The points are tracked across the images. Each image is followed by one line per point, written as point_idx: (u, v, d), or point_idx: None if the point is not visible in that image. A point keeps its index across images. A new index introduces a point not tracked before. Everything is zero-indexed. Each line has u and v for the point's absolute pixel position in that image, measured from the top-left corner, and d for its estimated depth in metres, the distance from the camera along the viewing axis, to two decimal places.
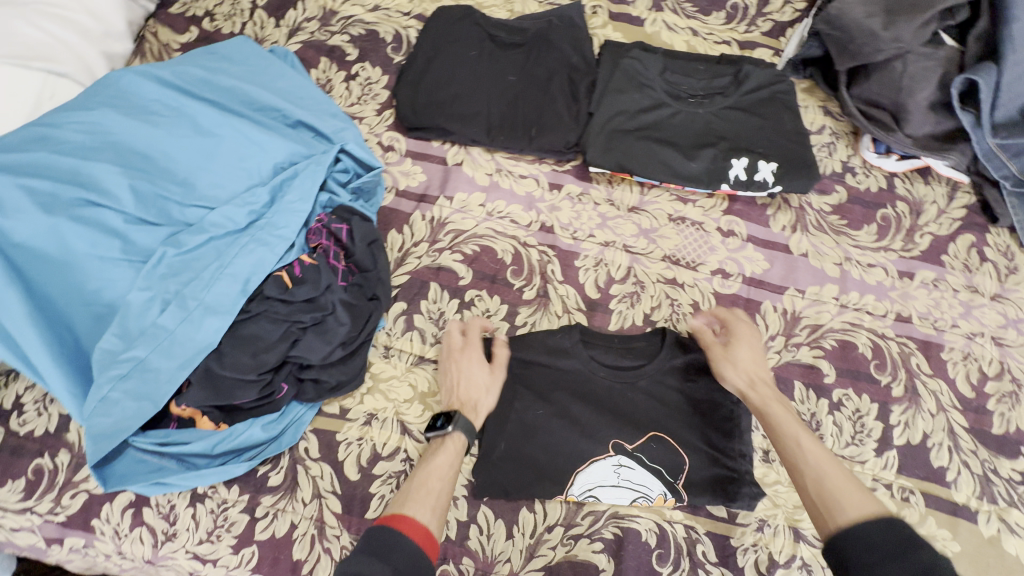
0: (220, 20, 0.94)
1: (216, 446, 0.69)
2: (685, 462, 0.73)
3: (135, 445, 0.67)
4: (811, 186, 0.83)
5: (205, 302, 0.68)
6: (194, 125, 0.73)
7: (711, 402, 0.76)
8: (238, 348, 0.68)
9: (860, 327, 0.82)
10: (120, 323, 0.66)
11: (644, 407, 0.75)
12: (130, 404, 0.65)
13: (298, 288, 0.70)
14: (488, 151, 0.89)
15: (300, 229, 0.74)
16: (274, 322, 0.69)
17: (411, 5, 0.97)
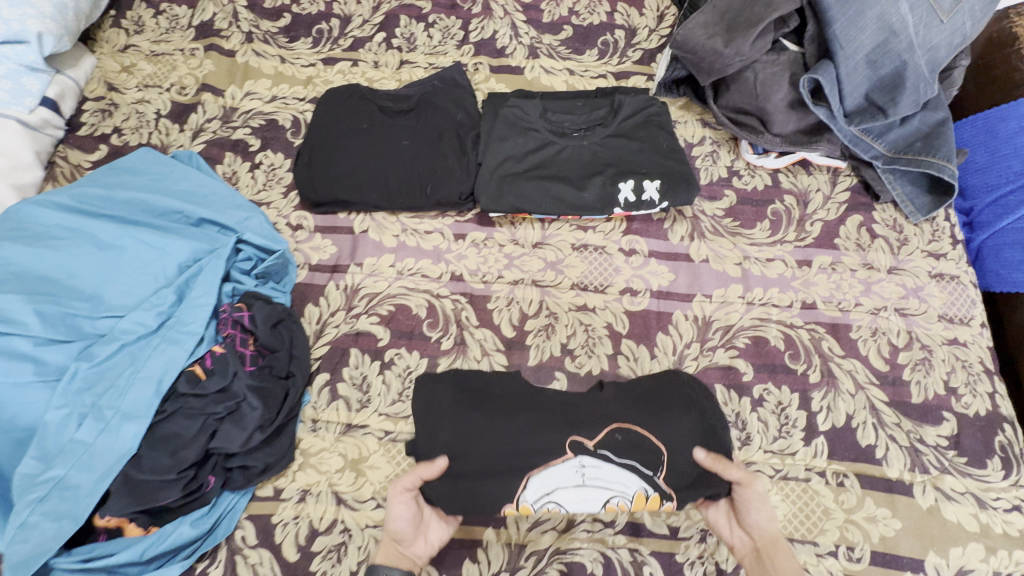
0: (128, 134, 0.99)
1: (145, 550, 0.68)
2: (658, 446, 0.70)
3: (58, 567, 0.66)
4: (694, 197, 0.88)
5: (121, 410, 0.70)
6: (97, 242, 0.77)
7: (670, 394, 0.75)
8: (159, 449, 0.70)
9: (769, 321, 0.85)
10: (38, 445, 0.68)
11: (602, 403, 0.73)
12: (50, 525, 0.65)
13: (209, 380, 0.72)
14: (393, 214, 0.93)
15: (209, 321, 0.77)
16: (189, 418, 0.71)
17: (305, 90, 1.03)
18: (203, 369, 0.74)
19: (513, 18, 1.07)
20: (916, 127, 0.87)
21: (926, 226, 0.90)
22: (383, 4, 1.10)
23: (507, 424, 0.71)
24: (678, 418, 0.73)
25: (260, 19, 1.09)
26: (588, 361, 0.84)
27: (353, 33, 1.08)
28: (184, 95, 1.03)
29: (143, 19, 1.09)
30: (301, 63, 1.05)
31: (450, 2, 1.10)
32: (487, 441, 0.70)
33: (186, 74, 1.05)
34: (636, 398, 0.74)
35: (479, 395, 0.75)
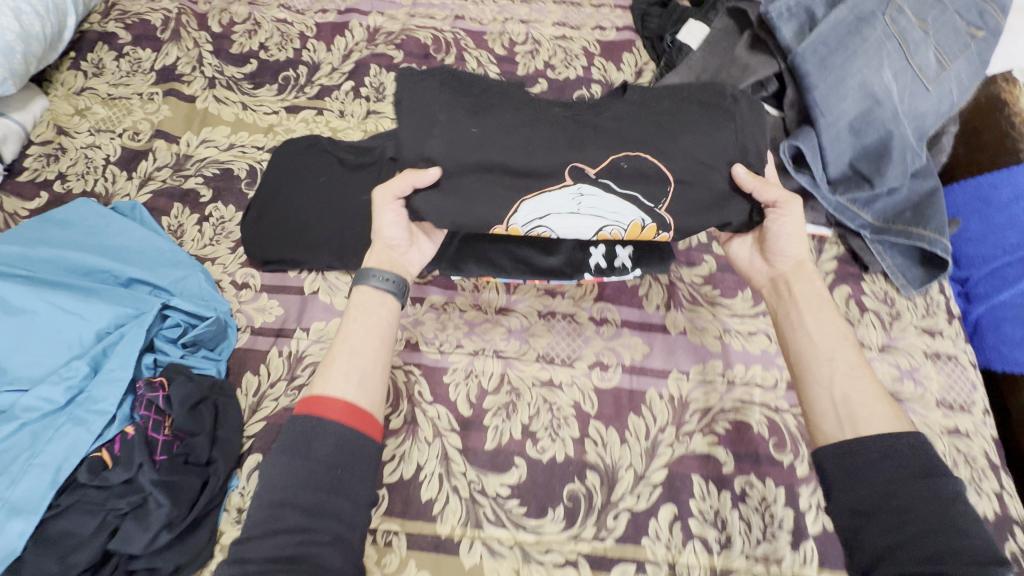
0: (72, 180, 0.94)
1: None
2: (668, 178, 0.66)
3: None
4: (669, 265, 0.82)
5: (8, 503, 0.61)
6: (6, 306, 0.70)
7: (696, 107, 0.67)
8: (46, 550, 0.60)
9: (751, 403, 0.77)
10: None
11: (617, 119, 0.66)
12: None
13: (115, 470, 0.64)
14: (347, 273, 0.86)
15: (124, 398, 0.69)
16: (88, 513, 0.63)
17: (265, 138, 0.98)
18: (111, 455, 0.66)
19: (486, 70, 1.03)
20: (905, 196, 0.81)
21: (920, 300, 0.83)
22: (354, 53, 1.07)
23: (497, 116, 0.66)
24: (704, 136, 0.66)
25: (225, 63, 1.05)
26: (551, 446, 0.76)
27: (320, 81, 1.04)
28: (137, 141, 0.98)
29: (103, 61, 1.06)
30: (264, 110, 1.01)
31: (422, 52, 1.06)
32: (484, 142, 0.65)
33: (142, 119, 1.00)
34: (659, 116, 0.67)
35: (471, 96, 0.67)
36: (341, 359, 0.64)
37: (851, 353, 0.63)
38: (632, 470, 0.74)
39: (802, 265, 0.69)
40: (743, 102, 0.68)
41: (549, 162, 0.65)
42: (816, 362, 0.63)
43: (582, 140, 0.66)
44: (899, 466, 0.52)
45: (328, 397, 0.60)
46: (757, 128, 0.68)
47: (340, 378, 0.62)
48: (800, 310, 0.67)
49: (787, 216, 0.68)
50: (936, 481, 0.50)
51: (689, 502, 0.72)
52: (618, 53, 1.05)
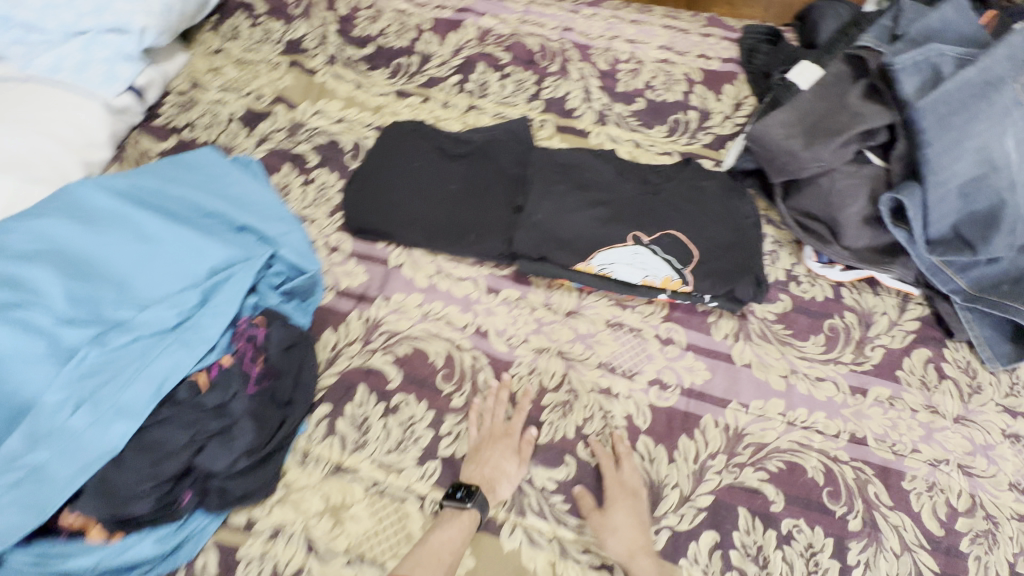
0: (199, 131, 1.03)
1: (102, 558, 0.65)
2: (694, 253, 0.83)
3: (12, 560, 0.62)
4: (761, 295, 0.83)
5: (118, 405, 0.68)
6: (139, 232, 0.77)
7: (721, 200, 0.87)
8: (143, 453, 0.67)
9: (810, 448, 0.76)
10: (24, 429, 0.66)
11: (670, 204, 0.87)
12: (14, 514, 0.62)
13: (210, 393, 0.70)
14: (430, 254, 0.90)
15: (225, 330, 0.75)
16: (180, 428, 0.68)
17: (373, 118, 1.05)
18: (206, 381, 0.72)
19: (588, 83, 1.07)
20: (1005, 267, 0.79)
21: (1004, 376, 0.80)
22: (464, 49, 1.13)
23: (587, 194, 0.88)
24: (722, 228, 0.85)
25: (346, 44, 1.13)
26: (601, 452, 0.77)
27: (430, 71, 1.10)
28: (259, 103, 1.06)
29: (240, 28, 1.16)
30: (375, 91, 1.08)
31: (529, 57, 1.11)
32: (574, 210, 0.86)
33: (266, 84, 1.08)
34: (696, 206, 0.87)
35: (571, 176, 0.90)
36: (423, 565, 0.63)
37: None
38: (678, 490, 0.74)
39: (640, 552, 0.69)
40: (747, 205, 0.87)
41: (615, 232, 0.85)
42: None
43: (642, 216, 0.87)
44: None
45: None
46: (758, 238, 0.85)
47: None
48: None
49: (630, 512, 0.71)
50: None
51: (733, 533, 0.72)
52: (720, 83, 1.06)
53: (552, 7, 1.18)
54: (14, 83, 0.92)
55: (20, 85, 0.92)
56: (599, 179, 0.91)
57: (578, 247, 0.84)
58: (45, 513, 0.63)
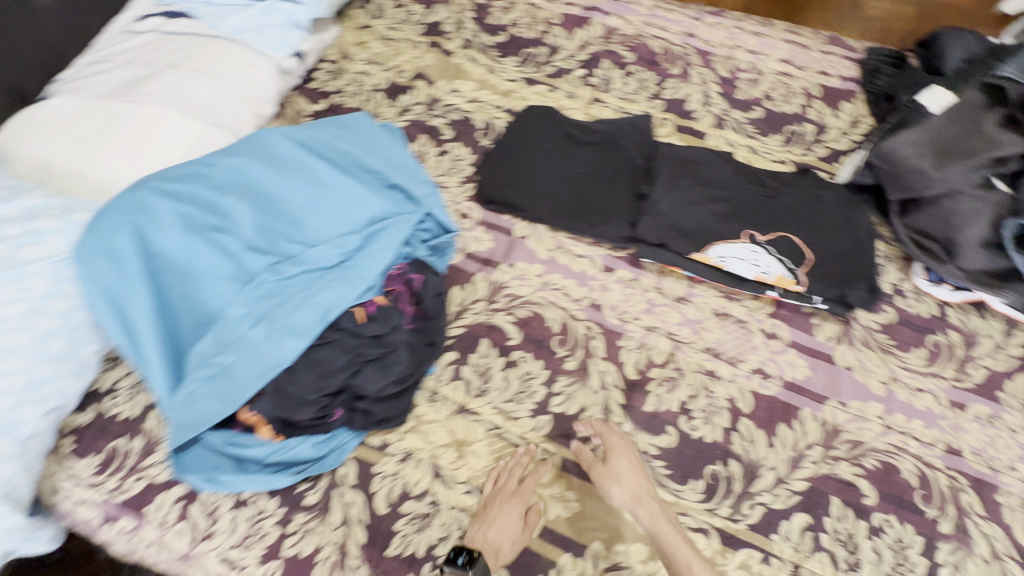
0: (346, 97, 1.14)
1: (269, 452, 0.76)
2: (809, 256, 0.88)
3: (208, 439, 0.76)
4: (872, 302, 0.87)
5: (289, 325, 0.79)
6: (314, 178, 0.87)
7: (839, 210, 0.91)
8: (309, 367, 0.77)
9: (905, 451, 0.80)
10: (214, 334, 0.77)
11: (787, 208, 0.92)
12: (211, 402, 0.74)
13: (369, 324, 0.80)
14: (552, 230, 0.98)
15: (380, 274, 0.85)
16: (342, 351, 0.78)
17: (503, 100, 1.13)
18: (363, 314, 0.81)
19: (708, 87, 1.12)
20: None
21: None
22: (590, 45, 1.20)
23: (708, 190, 0.94)
24: (837, 237, 0.89)
25: (481, 31, 1.22)
26: (703, 427, 0.83)
27: (557, 63, 1.18)
28: (401, 78, 1.16)
29: (385, 8, 1.26)
30: (505, 77, 1.16)
31: (651, 58, 1.17)
32: (695, 205, 0.92)
33: (407, 61, 1.19)
34: (813, 213, 0.91)
35: (693, 172, 0.96)
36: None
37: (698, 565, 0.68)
38: (774, 472, 0.80)
39: (639, 496, 0.74)
40: (864, 218, 0.91)
41: (732, 228, 0.91)
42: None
43: (759, 216, 0.92)
44: None
45: None
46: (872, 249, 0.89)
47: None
48: (664, 534, 0.70)
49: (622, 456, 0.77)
50: None
51: (825, 518, 0.77)
52: (838, 100, 1.09)
53: (676, 13, 1.24)
54: (206, 38, 1.04)
55: (209, 40, 1.04)
56: (719, 178, 0.96)
57: (698, 238, 0.91)
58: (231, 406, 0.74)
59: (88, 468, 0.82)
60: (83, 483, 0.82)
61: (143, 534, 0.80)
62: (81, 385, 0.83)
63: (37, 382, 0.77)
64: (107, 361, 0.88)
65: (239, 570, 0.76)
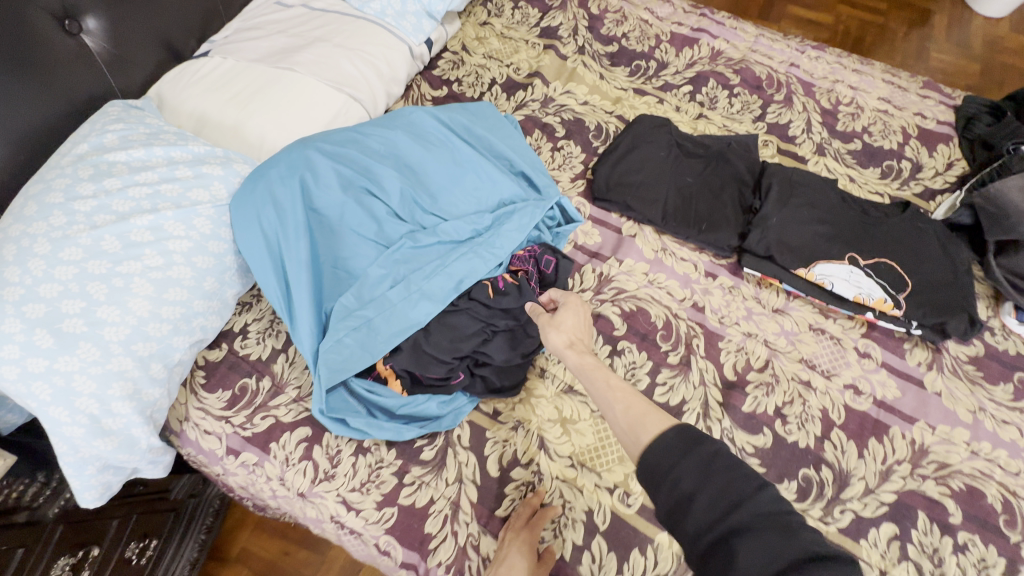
0: (466, 86, 1.20)
1: (400, 404, 0.83)
2: (909, 284, 0.92)
3: (350, 385, 0.82)
4: (971, 333, 0.90)
5: (423, 290, 0.85)
6: (453, 157, 0.95)
7: (939, 245, 0.96)
8: (445, 330, 0.85)
9: (990, 477, 0.84)
10: (359, 289, 0.84)
11: (889, 236, 0.97)
12: (356, 350, 0.81)
13: (500, 298, 0.87)
14: (657, 233, 1.04)
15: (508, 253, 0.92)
16: (473, 319, 0.86)
17: (613, 106, 1.19)
18: (494, 287, 0.88)
19: (810, 116, 1.18)
20: None
21: None
22: (697, 64, 1.26)
23: (813, 211, 0.99)
24: (936, 269, 0.94)
25: (593, 39, 1.29)
26: (796, 432, 0.87)
27: (665, 77, 1.24)
28: (517, 75, 1.23)
29: (504, 8, 1.33)
30: (616, 85, 1.23)
31: (756, 83, 1.23)
32: (801, 224, 0.98)
33: (524, 60, 1.25)
34: (914, 245, 0.96)
35: (799, 192, 1.01)
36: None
37: (620, 392, 0.66)
38: (863, 482, 0.84)
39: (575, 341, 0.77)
40: (963, 255, 0.96)
41: (834, 249, 0.96)
42: (617, 404, 0.64)
43: (861, 241, 0.97)
44: (668, 450, 0.54)
45: None
46: (970, 284, 0.93)
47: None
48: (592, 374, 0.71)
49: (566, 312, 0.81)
50: (701, 445, 0.53)
51: (912, 531, 0.80)
52: (934, 142, 1.14)
53: (780, 43, 1.30)
54: (352, 18, 1.12)
55: (355, 21, 1.11)
56: (824, 201, 1.01)
57: (803, 255, 0.96)
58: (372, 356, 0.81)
59: (217, 402, 0.87)
60: (211, 415, 0.86)
61: (265, 469, 0.84)
62: (220, 323, 0.88)
63: (190, 314, 0.82)
64: (238, 305, 0.94)
65: (356, 513, 0.80)
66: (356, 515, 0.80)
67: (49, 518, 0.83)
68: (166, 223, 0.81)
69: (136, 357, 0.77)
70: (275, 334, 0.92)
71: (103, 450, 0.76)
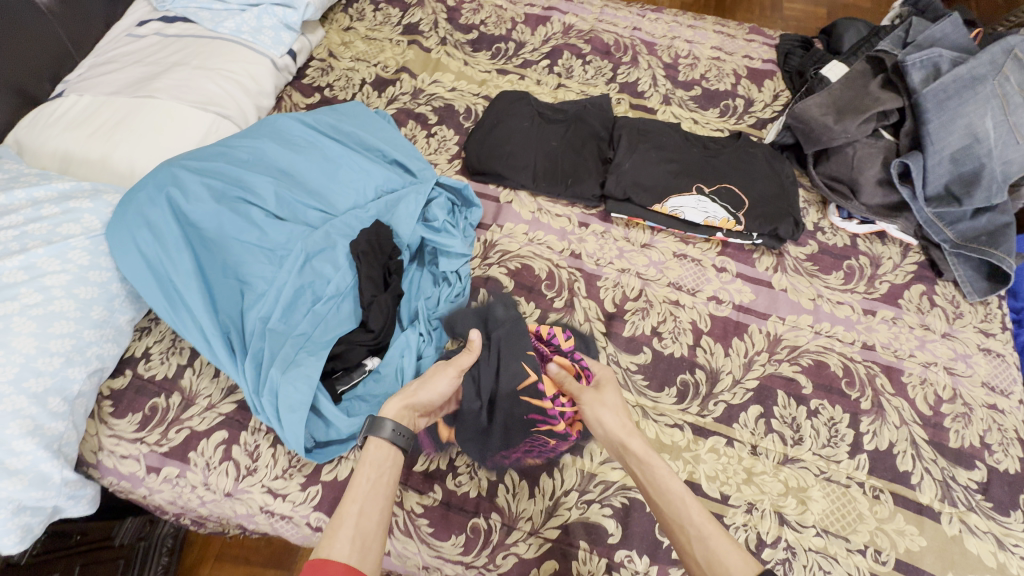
0: (337, 90, 1.25)
1: (349, 424, 0.85)
2: (746, 201, 1.06)
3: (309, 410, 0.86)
4: (797, 234, 1.06)
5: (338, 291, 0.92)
6: (324, 155, 1.01)
7: (767, 165, 1.12)
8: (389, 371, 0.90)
9: (831, 350, 0.99)
10: (284, 308, 0.89)
11: (727, 164, 1.11)
12: (311, 366, 0.85)
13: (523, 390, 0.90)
14: (532, 196, 1.14)
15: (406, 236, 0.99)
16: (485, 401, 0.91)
17: (479, 89, 1.28)
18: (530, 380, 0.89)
19: (655, 72, 1.31)
20: (985, 223, 1.03)
21: (979, 307, 1.04)
22: (552, 39, 1.36)
23: (662, 152, 1.12)
24: (767, 186, 1.09)
25: (454, 30, 1.37)
26: (671, 345, 0.99)
27: (524, 55, 1.34)
28: (386, 72, 1.29)
29: (365, 12, 1.39)
30: (479, 69, 1.32)
31: (605, 49, 1.35)
32: (653, 165, 1.10)
33: (390, 58, 1.32)
34: (747, 168, 1.11)
35: (648, 139, 1.14)
36: (352, 500, 0.68)
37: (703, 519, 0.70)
38: (731, 375, 0.97)
39: (628, 429, 0.80)
40: (787, 171, 1.12)
41: (683, 182, 1.08)
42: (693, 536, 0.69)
43: (705, 171, 1.10)
44: None
45: (334, 560, 0.61)
46: (794, 194, 1.09)
47: (343, 539, 0.63)
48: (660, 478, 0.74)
49: (611, 393, 0.84)
50: None
51: (773, 407, 0.94)
52: (762, 79, 1.30)
53: (623, 11, 1.43)
54: (208, 40, 1.16)
55: (211, 42, 1.15)
56: (671, 142, 1.14)
57: (657, 191, 1.08)
58: (320, 359, 0.86)
59: (130, 425, 0.89)
60: (125, 439, 0.88)
61: (188, 479, 0.87)
62: (118, 350, 0.90)
63: (82, 345, 0.84)
64: (136, 331, 0.96)
65: (282, 499, 0.85)
66: (282, 500, 0.85)
67: (24, 562, 0.87)
68: (39, 260, 0.82)
69: (31, 394, 0.78)
70: (179, 351, 0.95)
71: (12, 491, 0.76)
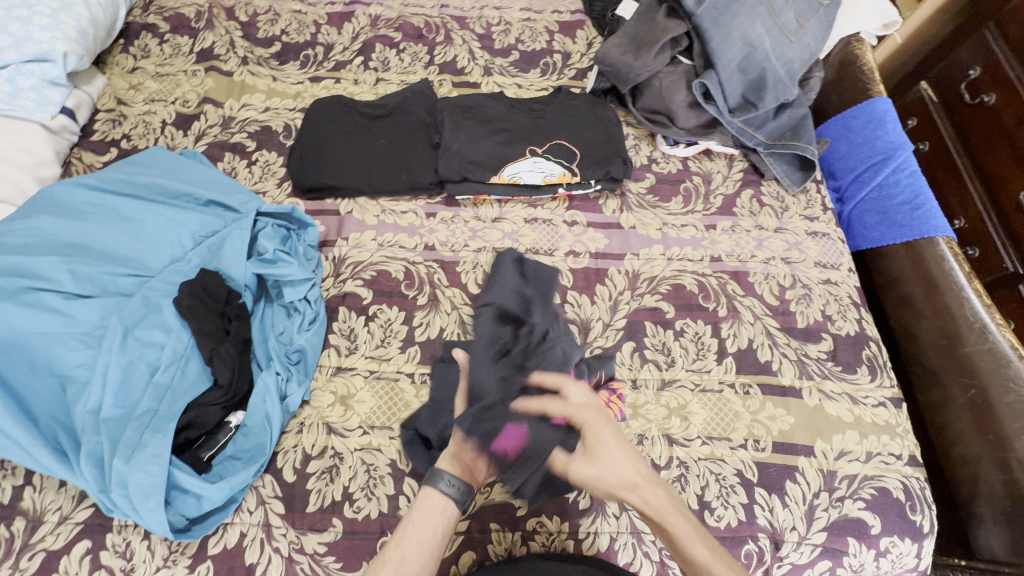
0: (136, 139, 1.14)
1: (223, 488, 0.79)
2: (576, 151, 1.09)
3: (174, 489, 0.79)
4: (628, 170, 1.12)
5: (177, 355, 0.85)
6: (119, 215, 0.93)
7: (589, 113, 1.15)
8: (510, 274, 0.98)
9: (685, 272, 1.05)
10: (114, 390, 0.80)
11: (552, 120, 1.13)
12: (159, 444, 0.77)
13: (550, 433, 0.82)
14: (373, 199, 1.10)
15: (242, 276, 0.93)
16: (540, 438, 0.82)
17: (294, 102, 1.21)
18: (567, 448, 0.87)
19: (470, 46, 1.30)
20: (787, 120, 1.14)
21: (801, 197, 1.14)
22: (361, 34, 1.31)
23: (489, 125, 1.12)
24: (592, 132, 1.12)
25: (254, 46, 1.28)
26: None
27: (335, 57, 1.28)
28: (187, 107, 1.19)
29: (149, 47, 1.27)
30: (290, 81, 1.24)
31: (417, 33, 1.31)
32: (481, 139, 1.09)
33: (189, 91, 1.21)
34: (571, 120, 1.13)
35: (473, 115, 1.13)
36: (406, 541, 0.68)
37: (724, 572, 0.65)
38: (601, 321, 1.00)
39: (632, 483, 0.71)
40: (608, 113, 1.16)
41: (515, 150, 1.09)
42: None
43: (533, 132, 1.11)
44: None
45: None
46: (619, 134, 1.14)
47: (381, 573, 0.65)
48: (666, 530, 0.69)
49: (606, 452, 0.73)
50: None
51: (644, 338, 0.98)
52: (573, 30, 1.32)
53: None
54: None
55: None
56: (497, 113, 1.15)
57: (492, 164, 1.08)
58: (168, 433, 0.78)
59: None
60: None
61: None
62: None
63: None
64: None
65: None
66: None
67: None
68: None
69: None
70: (11, 473, 0.84)
71: None
